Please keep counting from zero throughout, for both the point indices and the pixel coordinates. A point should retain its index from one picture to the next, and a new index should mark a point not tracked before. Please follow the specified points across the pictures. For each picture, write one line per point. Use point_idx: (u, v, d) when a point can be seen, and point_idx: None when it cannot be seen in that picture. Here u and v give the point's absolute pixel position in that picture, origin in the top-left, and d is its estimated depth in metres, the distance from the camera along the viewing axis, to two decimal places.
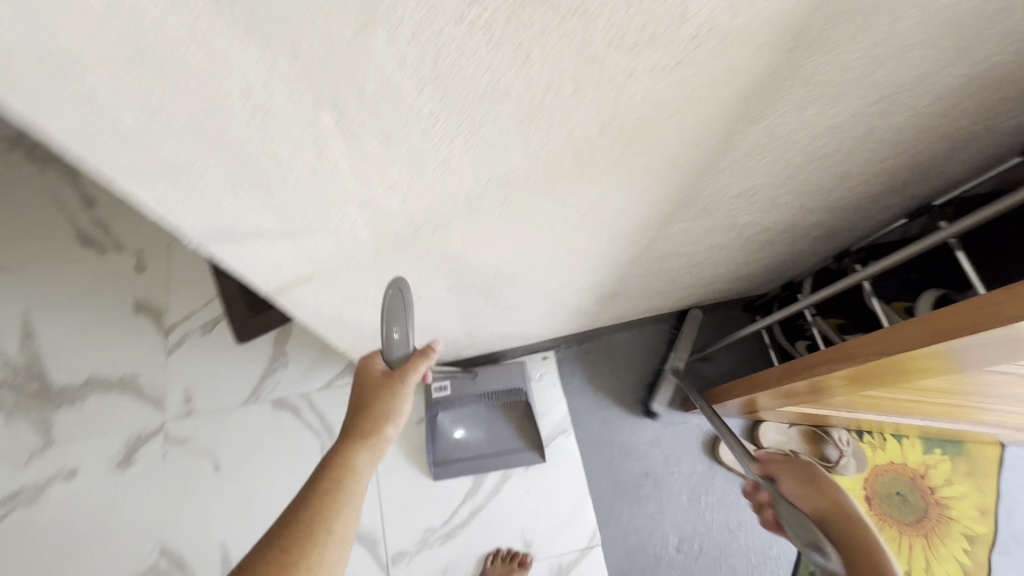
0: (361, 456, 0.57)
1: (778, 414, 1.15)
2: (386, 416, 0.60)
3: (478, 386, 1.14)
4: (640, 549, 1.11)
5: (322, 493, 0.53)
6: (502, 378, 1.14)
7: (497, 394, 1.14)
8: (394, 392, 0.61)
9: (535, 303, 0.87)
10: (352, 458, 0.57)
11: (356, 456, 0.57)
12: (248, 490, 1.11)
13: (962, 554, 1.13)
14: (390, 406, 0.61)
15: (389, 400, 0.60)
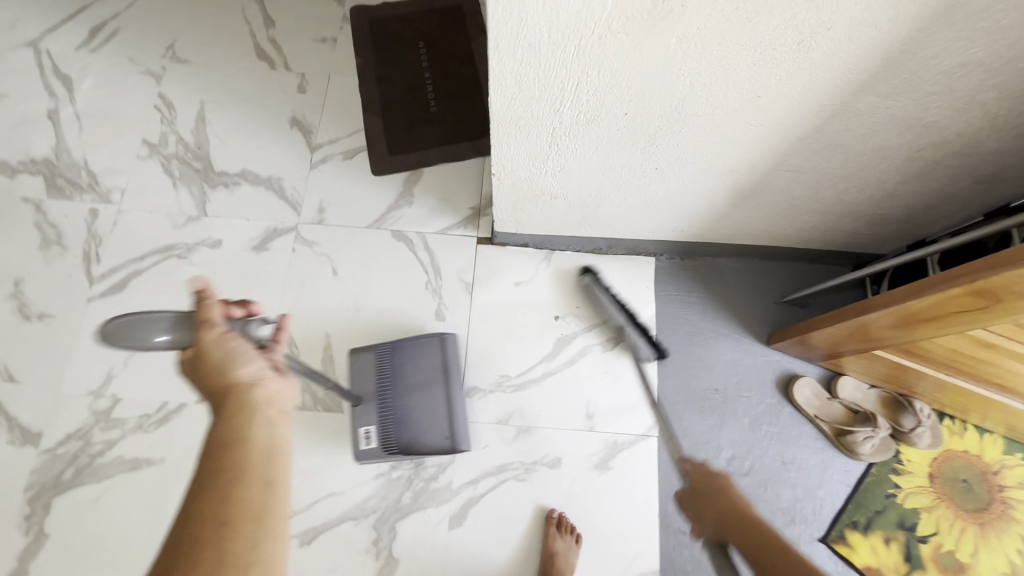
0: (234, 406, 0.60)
1: (866, 368, 1.15)
2: (222, 359, 0.63)
3: (375, 403, 1.10)
4: (694, 451, 1.16)
5: (218, 461, 0.55)
6: (366, 381, 1.12)
7: (378, 390, 1.11)
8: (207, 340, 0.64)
9: (679, 178, 0.91)
10: (227, 417, 0.59)
11: (229, 412, 0.60)
12: (357, 299, 1.24)
13: (1015, 553, 1.11)
14: (216, 349, 0.64)
15: (211, 345, 0.64)
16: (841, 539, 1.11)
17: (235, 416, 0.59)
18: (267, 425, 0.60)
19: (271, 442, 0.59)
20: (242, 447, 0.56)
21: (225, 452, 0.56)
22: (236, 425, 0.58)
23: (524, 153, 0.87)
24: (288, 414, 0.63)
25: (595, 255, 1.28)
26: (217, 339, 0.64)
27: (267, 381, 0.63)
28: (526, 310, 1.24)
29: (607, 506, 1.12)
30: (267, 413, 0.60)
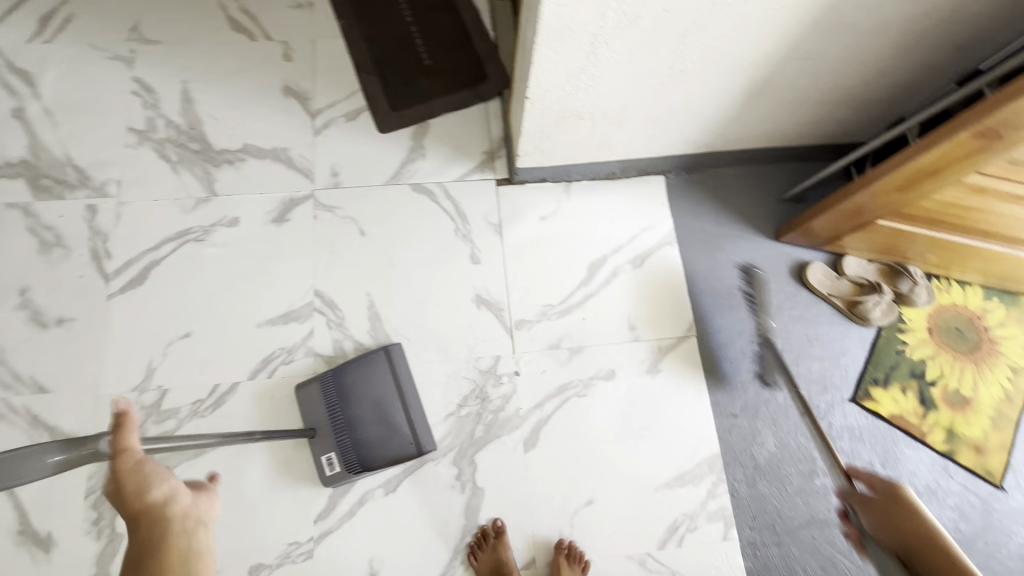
0: (153, 533, 0.62)
1: (865, 244, 1.28)
2: (139, 487, 0.63)
3: (331, 428, 1.09)
4: (730, 343, 1.27)
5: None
6: (319, 409, 1.11)
7: (330, 416, 1.09)
8: (124, 467, 0.64)
9: (700, 81, 0.99)
10: (150, 537, 0.62)
11: (149, 529, 0.62)
12: (390, 255, 1.25)
13: (1006, 381, 1.29)
14: (134, 474, 0.64)
15: (128, 471, 0.63)
16: (867, 396, 1.25)
17: (154, 540, 0.62)
18: (191, 541, 0.64)
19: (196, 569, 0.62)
20: (172, 570, 0.61)
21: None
22: (160, 559, 0.61)
23: (563, 69, 0.92)
24: (205, 523, 0.67)
25: (609, 181, 1.34)
26: (134, 466, 0.64)
27: (179, 510, 0.65)
28: (555, 241, 1.29)
29: (663, 405, 1.21)
30: (185, 541, 0.63)
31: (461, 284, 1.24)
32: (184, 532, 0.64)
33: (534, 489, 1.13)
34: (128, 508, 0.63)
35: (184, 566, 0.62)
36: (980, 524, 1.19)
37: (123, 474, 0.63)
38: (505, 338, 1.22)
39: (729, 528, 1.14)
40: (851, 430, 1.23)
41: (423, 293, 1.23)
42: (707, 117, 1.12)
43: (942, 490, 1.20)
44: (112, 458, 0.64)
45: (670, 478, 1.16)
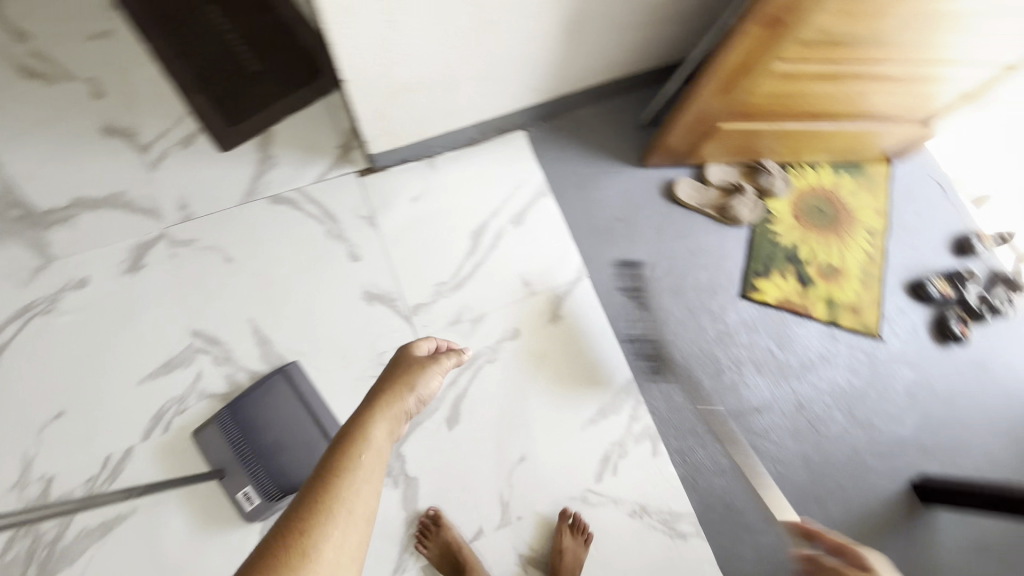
0: (383, 427, 0.71)
1: (720, 150, 1.35)
2: (405, 398, 0.78)
3: (241, 462, 1.05)
4: (621, 275, 1.32)
5: (342, 463, 0.63)
6: (222, 449, 1.06)
7: (236, 452, 1.06)
8: (420, 373, 0.85)
9: (513, 27, 0.99)
10: (374, 425, 0.71)
11: (377, 422, 0.71)
12: (265, 274, 1.20)
13: (866, 244, 1.42)
14: (414, 384, 0.83)
15: (415, 381, 0.83)
16: (753, 289, 1.34)
17: (378, 433, 0.70)
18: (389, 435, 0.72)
19: (382, 463, 0.66)
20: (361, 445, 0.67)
21: (352, 462, 0.64)
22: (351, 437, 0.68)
23: (368, 42, 0.89)
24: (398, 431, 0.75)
25: (472, 147, 1.34)
26: (421, 384, 0.83)
27: (398, 427, 0.75)
28: (432, 218, 1.28)
29: (572, 348, 1.24)
30: (390, 450, 0.69)
31: (347, 285, 1.21)
32: (387, 442, 0.70)
33: (466, 462, 1.14)
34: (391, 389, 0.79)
35: (375, 457, 0.66)
36: (869, 376, 1.31)
37: (405, 384, 0.82)
38: (404, 326, 1.21)
39: (656, 443, 1.20)
40: (745, 323, 1.31)
41: (310, 303, 1.19)
42: (538, 62, 1.13)
43: (832, 355, 1.31)
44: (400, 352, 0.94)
45: (593, 413, 1.21)
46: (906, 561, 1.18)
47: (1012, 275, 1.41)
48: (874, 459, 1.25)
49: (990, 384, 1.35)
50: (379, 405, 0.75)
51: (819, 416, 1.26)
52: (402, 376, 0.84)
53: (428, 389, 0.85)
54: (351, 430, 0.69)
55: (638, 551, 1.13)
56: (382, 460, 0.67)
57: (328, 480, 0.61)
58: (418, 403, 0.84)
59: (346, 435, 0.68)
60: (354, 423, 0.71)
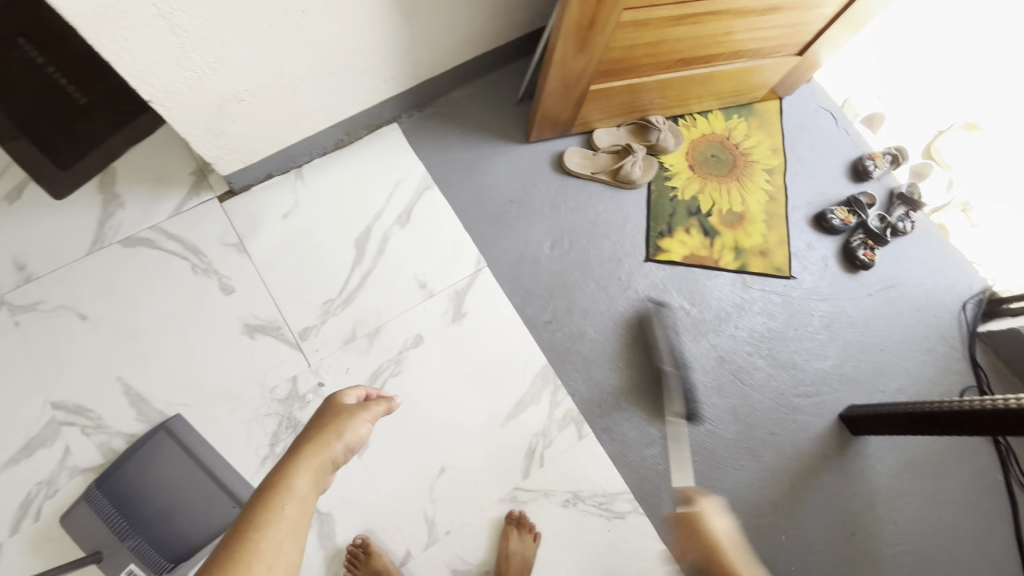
0: (308, 474, 0.63)
1: (602, 113, 1.30)
2: (333, 445, 0.68)
3: (120, 539, 0.96)
4: (521, 259, 1.26)
5: (261, 516, 0.56)
6: (95, 529, 0.96)
7: (113, 531, 0.96)
8: (348, 418, 0.74)
9: (331, 10, 0.90)
10: (296, 475, 0.62)
11: (302, 469, 0.63)
12: (128, 326, 1.09)
13: (766, 184, 1.40)
14: (340, 432, 0.71)
15: (343, 428, 0.72)
16: (658, 250, 1.31)
17: (303, 482, 0.61)
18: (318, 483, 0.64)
19: (306, 516, 0.58)
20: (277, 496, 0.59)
21: (271, 513, 0.56)
22: (272, 487, 0.60)
23: (157, 52, 0.79)
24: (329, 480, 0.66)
25: (341, 151, 1.26)
26: (349, 431, 0.72)
27: (327, 476, 0.66)
28: (309, 234, 1.19)
29: (480, 344, 1.18)
30: (317, 500, 0.61)
31: (224, 321, 1.12)
32: (313, 492, 0.62)
33: (383, 486, 1.07)
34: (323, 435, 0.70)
35: (300, 507, 0.59)
36: (786, 316, 1.30)
37: (330, 433, 0.70)
38: (294, 354, 1.12)
39: (580, 426, 1.16)
40: (655, 286, 1.28)
41: (185, 349, 1.09)
42: (380, 46, 1.05)
43: (746, 302, 1.29)
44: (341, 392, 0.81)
45: (511, 407, 1.16)
46: (843, 493, 1.19)
47: (908, 191, 1.41)
48: (799, 399, 1.24)
49: (902, 303, 1.36)
50: (303, 450, 0.66)
51: (741, 366, 1.24)
52: (326, 424, 0.72)
53: (360, 436, 0.73)
54: (271, 480, 0.60)
55: (577, 540, 1.09)
56: (308, 511, 0.59)
57: (241, 535, 0.53)
58: (350, 452, 0.71)
59: (265, 483, 0.60)
60: (275, 471, 0.62)
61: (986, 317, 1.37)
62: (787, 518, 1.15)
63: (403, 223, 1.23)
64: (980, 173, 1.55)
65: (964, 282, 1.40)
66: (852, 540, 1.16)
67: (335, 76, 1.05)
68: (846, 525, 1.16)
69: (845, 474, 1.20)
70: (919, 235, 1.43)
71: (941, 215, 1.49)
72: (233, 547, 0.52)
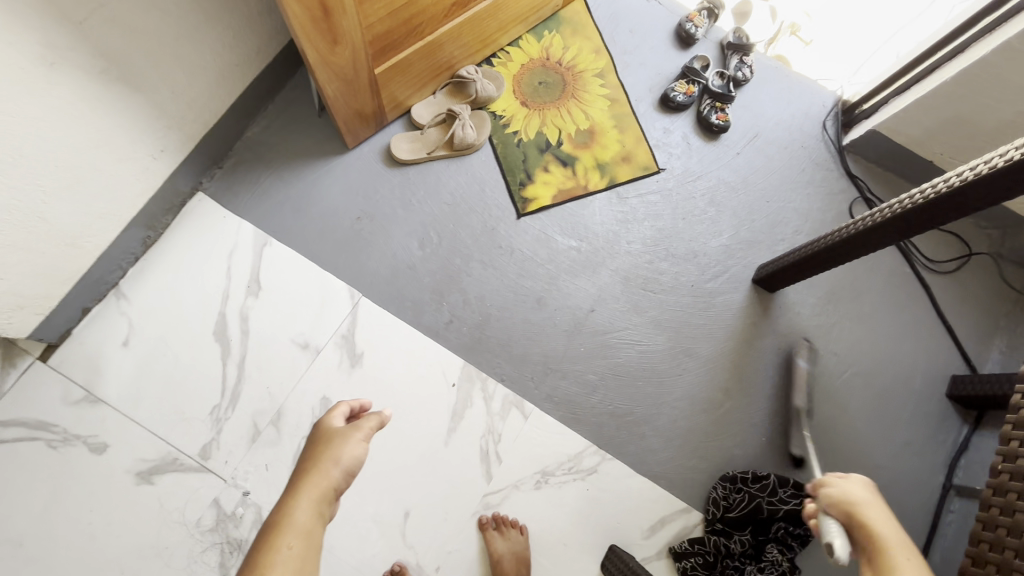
0: (307, 509, 0.61)
1: (407, 89, 1.19)
2: (329, 471, 0.65)
3: None
4: (394, 272, 1.17)
5: (257, 567, 0.55)
6: None
7: None
8: (342, 438, 0.69)
9: (20, 117, 0.75)
10: (290, 515, 0.60)
11: (303, 504, 0.62)
12: (6, 537, 0.95)
13: (602, 89, 1.33)
14: (337, 456, 0.67)
15: (341, 445, 0.68)
16: (527, 201, 1.24)
17: (301, 519, 0.60)
18: (317, 521, 0.61)
19: (311, 558, 0.58)
20: (271, 548, 0.57)
21: (274, 556, 0.56)
22: (263, 540, 0.58)
23: None
24: (332, 514, 0.64)
25: (154, 248, 1.11)
26: (345, 454, 0.67)
27: (329, 506, 0.64)
28: (160, 349, 1.07)
29: (390, 375, 1.11)
30: (321, 537, 0.60)
31: (112, 481, 1.00)
32: (316, 528, 0.61)
33: (355, 560, 1.01)
34: (319, 465, 0.66)
35: (303, 545, 0.58)
36: (670, 210, 1.28)
37: (327, 454, 0.67)
38: (204, 478, 1.02)
39: (522, 406, 1.13)
40: (537, 239, 1.22)
41: (84, 529, 0.98)
42: (116, 124, 0.90)
43: (628, 215, 1.26)
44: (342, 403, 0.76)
45: (448, 421, 1.10)
46: (782, 351, 1.21)
47: (736, 38, 1.39)
48: (712, 284, 1.24)
49: (769, 149, 1.35)
50: (300, 484, 0.64)
51: (648, 277, 1.22)
52: (319, 447, 0.69)
53: (358, 455, 0.68)
54: (270, 524, 0.59)
55: (563, 511, 1.08)
56: (313, 548, 0.58)
57: None
58: (353, 473, 0.68)
59: (265, 529, 0.59)
60: (276, 513, 0.61)
61: (847, 128, 1.38)
62: (741, 397, 1.17)
63: (257, 292, 1.12)
64: None
65: (817, 104, 1.41)
66: (805, 388, 1.19)
67: (85, 180, 0.90)
68: (795, 377, 1.20)
69: (777, 333, 1.22)
70: (761, 76, 1.41)
71: (775, 47, 1.48)
72: None
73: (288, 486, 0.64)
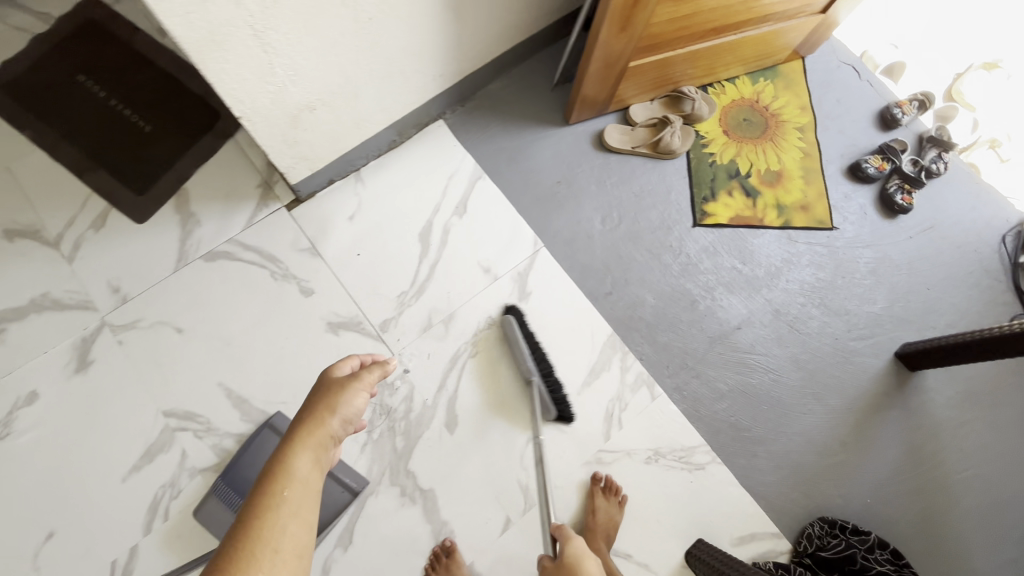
0: (308, 456, 0.66)
1: (638, 89, 1.34)
2: (329, 420, 0.71)
3: None
4: (576, 235, 1.31)
5: (262, 506, 0.58)
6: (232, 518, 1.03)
7: None
8: (343, 390, 0.76)
9: (393, 16, 0.95)
10: (293, 461, 0.64)
11: (305, 451, 0.66)
12: (220, 334, 1.15)
13: (799, 142, 1.44)
14: (338, 405, 0.74)
15: (341, 400, 0.75)
16: (705, 215, 1.36)
17: (301, 464, 0.64)
18: (316, 465, 0.66)
19: (311, 502, 0.62)
20: (276, 487, 0.61)
21: (271, 501, 0.59)
22: (271, 478, 0.62)
23: (250, 72, 0.84)
24: (331, 465, 0.69)
25: (394, 151, 1.31)
26: (347, 402, 0.75)
27: (326, 455, 0.69)
28: (374, 232, 1.25)
29: (548, 319, 1.24)
30: (318, 483, 0.64)
31: (308, 322, 1.18)
32: (315, 475, 0.65)
33: (476, 460, 1.13)
34: (321, 415, 0.72)
35: (305, 491, 0.62)
36: (833, 265, 1.35)
37: (328, 407, 0.74)
38: (377, 346, 1.18)
39: (652, 387, 1.22)
40: (706, 250, 1.33)
41: (276, 352, 1.16)
42: (432, 46, 1.10)
43: (793, 256, 1.34)
44: (340, 359, 0.84)
45: (585, 376, 1.21)
46: (907, 428, 1.24)
47: (937, 134, 1.46)
48: (855, 342, 1.29)
49: (943, 242, 1.40)
50: (300, 433, 0.68)
51: (796, 316, 1.30)
52: (324, 397, 0.75)
53: (358, 408, 0.76)
54: (272, 466, 0.63)
55: (662, 492, 1.15)
56: (310, 493, 0.62)
57: (249, 525, 0.56)
58: (349, 426, 0.74)
59: (265, 474, 0.62)
60: (276, 460, 0.64)
61: None
62: (856, 454, 1.21)
63: (462, 213, 1.29)
64: (1004, 110, 1.58)
65: (1000, 217, 1.44)
66: (921, 469, 1.21)
67: (392, 79, 1.10)
68: (914, 456, 1.22)
69: (907, 409, 1.25)
70: (950, 176, 1.47)
71: (970, 154, 1.53)
72: (242, 537, 0.55)
73: (290, 434, 0.69)
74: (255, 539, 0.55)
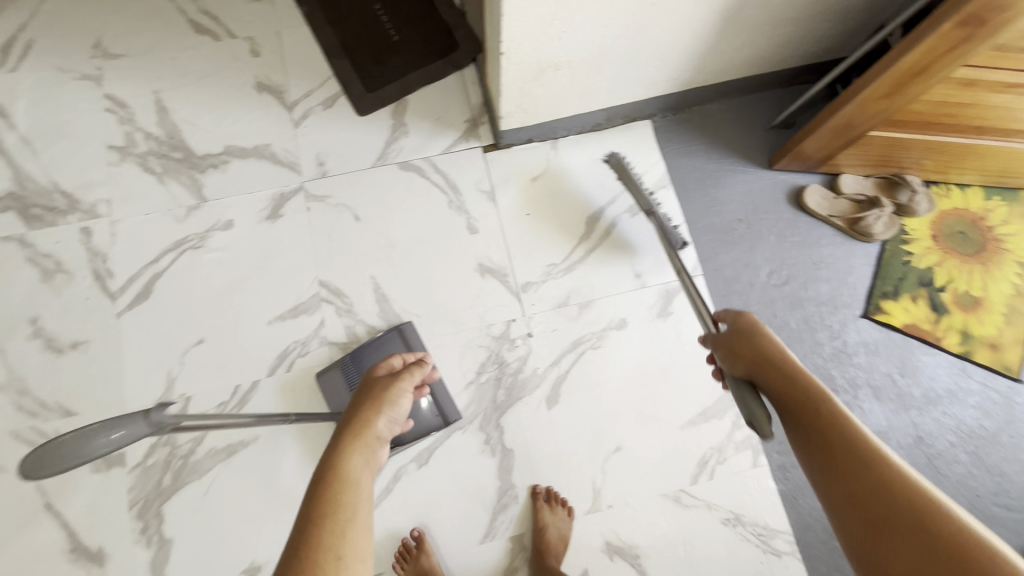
0: (359, 459, 0.71)
1: (860, 160, 1.27)
2: (376, 421, 0.77)
3: None
4: (738, 277, 1.27)
5: (323, 508, 0.64)
6: (343, 397, 1.12)
7: None
8: (386, 392, 0.81)
9: (672, 11, 0.98)
10: (347, 462, 0.70)
11: (352, 456, 0.71)
12: (388, 235, 1.25)
13: (1015, 277, 1.29)
14: (384, 408, 0.79)
15: (383, 403, 0.79)
16: (878, 310, 1.26)
17: (354, 466, 0.69)
18: (366, 466, 0.71)
19: (366, 503, 0.67)
20: (332, 489, 0.66)
21: (331, 504, 0.64)
22: (327, 481, 0.67)
23: (534, 17, 0.90)
24: (379, 466, 0.74)
25: (595, 133, 1.34)
26: (392, 404, 0.80)
27: (374, 458, 0.74)
28: (549, 200, 1.29)
29: (678, 345, 1.22)
30: (371, 483, 0.70)
31: (463, 256, 1.25)
32: (366, 476, 0.70)
33: (561, 444, 1.14)
34: (368, 416, 0.77)
35: (360, 492, 0.67)
36: (1004, 419, 1.20)
37: (372, 408, 0.79)
38: (514, 301, 1.23)
39: (757, 455, 1.16)
40: (866, 345, 1.24)
41: (427, 269, 1.23)
42: (683, 49, 1.11)
43: (961, 391, 1.21)
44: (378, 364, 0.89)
45: (694, 414, 1.18)
46: None
47: None
48: (996, 508, 1.15)
49: None
50: (349, 437, 0.74)
51: (940, 453, 1.18)
52: (367, 399, 0.80)
53: (400, 409, 0.81)
54: (328, 468, 0.69)
55: (729, 560, 1.10)
56: (365, 494, 0.68)
57: (311, 531, 0.61)
58: (391, 429, 0.79)
59: (323, 475, 0.68)
60: (330, 462, 0.70)
61: None
62: None
63: (635, 213, 1.29)
64: None
65: None
66: None
67: (634, 66, 1.13)
68: None
69: None
70: None
71: None
72: (309, 540, 0.60)
73: (340, 437, 0.74)
74: (320, 543, 0.60)
